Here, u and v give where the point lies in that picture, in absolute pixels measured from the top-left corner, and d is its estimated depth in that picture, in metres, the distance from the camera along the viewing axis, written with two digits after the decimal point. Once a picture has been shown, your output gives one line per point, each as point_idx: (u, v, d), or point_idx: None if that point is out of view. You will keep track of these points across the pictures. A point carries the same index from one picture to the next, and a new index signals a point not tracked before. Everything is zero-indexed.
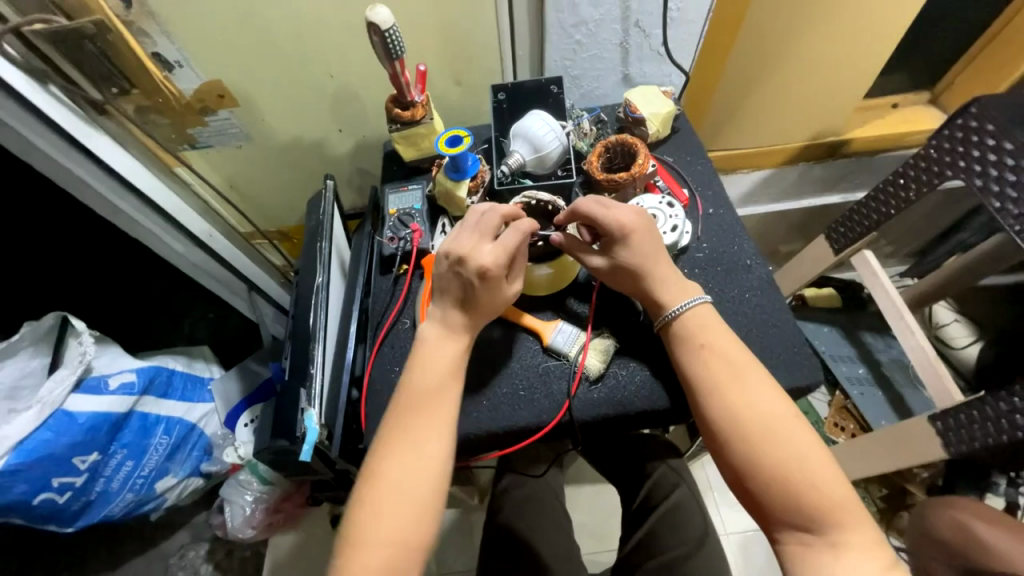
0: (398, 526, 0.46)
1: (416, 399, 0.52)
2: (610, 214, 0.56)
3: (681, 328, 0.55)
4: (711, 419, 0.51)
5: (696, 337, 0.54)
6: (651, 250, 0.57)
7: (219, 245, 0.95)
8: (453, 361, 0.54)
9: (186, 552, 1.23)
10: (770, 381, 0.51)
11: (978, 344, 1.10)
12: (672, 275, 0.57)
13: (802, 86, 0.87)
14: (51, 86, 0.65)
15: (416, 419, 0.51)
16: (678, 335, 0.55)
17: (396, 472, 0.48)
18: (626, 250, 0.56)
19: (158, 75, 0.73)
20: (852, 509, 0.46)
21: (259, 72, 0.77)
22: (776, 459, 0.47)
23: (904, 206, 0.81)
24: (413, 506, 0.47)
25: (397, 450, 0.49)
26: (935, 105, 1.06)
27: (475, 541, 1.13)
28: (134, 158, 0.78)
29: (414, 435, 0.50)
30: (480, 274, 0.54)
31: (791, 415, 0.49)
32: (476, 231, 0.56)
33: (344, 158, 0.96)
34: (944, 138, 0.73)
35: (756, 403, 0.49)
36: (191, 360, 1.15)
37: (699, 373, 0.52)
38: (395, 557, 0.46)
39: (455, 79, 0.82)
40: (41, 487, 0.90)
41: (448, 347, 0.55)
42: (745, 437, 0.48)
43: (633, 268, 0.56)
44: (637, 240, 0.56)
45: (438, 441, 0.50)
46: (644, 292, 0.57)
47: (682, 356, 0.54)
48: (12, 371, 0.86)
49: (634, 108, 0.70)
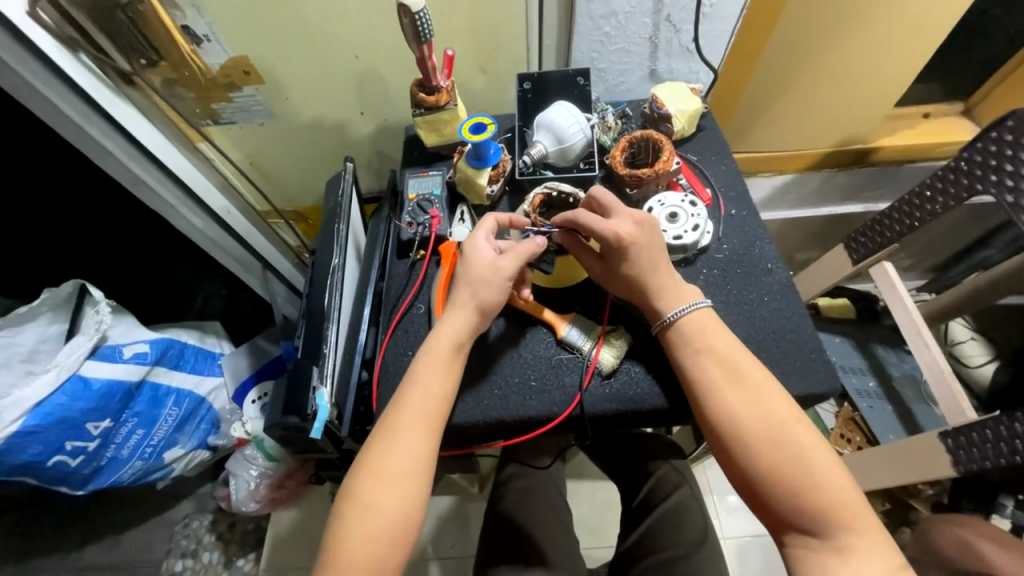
0: (389, 518, 0.47)
1: (409, 393, 0.52)
2: (607, 224, 0.55)
3: (676, 334, 0.54)
4: (712, 423, 0.51)
5: (694, 340, 0.53)
6: (649, 264, 0.55)
7: (236, 221, 0.97)
8: (447, 352, 0.54)
9: (189, 521, 1.26)
10: (772, 384, 0.51)
11: (994, 364, 1.07)
12: (673, 281, 0.56)
13: (834, 90, 0.85)
14: (82, 55, 0.66)
15: (411, 415, 0.51)
16: (674, 340, 0.54)
17: (393, 466, 0.49)
18: (622, 262, 0.56)
19: (186, 48, 0.74)
20: (859, 511, 0.46)
21: (287, 51, 0.77)
22: (778, 464, 0.47)
23: (929, 219, 0.79)
24: (405, 500, 0.48)
25: (389, 443, 0.50)
26: (968, 116, 1.03)
27: (473, 528, 1.14)
28: (157, 131, 0.79)
29: (411, 429, 0.50)
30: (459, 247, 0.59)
31: (793, 419, 0.48)
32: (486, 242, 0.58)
33: (364, 141, 0.96)
34: (976, 151, 0.71)
35: (757, 409, 0.49)
36: (204, 335, 1.17)
37: (696, 377, 0.52)
38: (383, 547, 0.47)
39: (480, 66, 0.82)
40: (55, 450, 0.92)
41: (449, 328, 0.55)
42: (746, 442, 0.48)
43: (631, 278, 0.56)
44: (635, 251, 0.55)
45: (432, 437, 0.51)
46: (643, 299, 0.56)
47: (680, 360, 0.53)
48: (32, 334, 0.90)
49: (661, 104, 0.70)
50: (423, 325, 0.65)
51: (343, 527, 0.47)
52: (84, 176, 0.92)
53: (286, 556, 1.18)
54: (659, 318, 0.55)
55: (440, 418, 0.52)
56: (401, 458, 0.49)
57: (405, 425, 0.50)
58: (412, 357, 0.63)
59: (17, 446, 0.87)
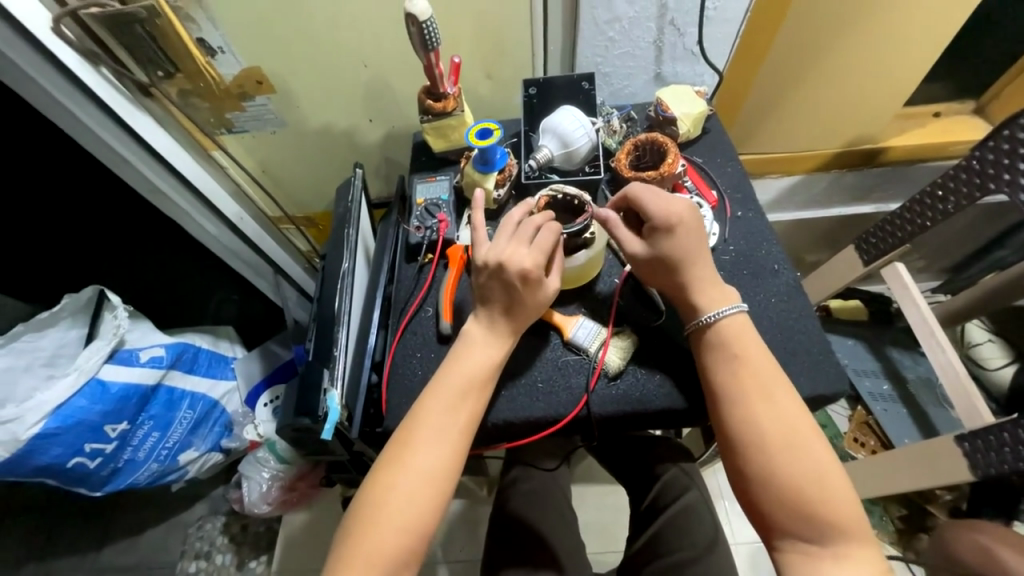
0: (417, 513, 0.48)
1: (440, 387, 0.53)
2: (661, 203, 0.56)
3: (716, 334, 0.53)
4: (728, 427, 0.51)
5: (730, 344, 0.53)
6: (696, 248, 0.56)
7: (248, 228, 0.99)
8: (494, 357, 0.55)
9: (203, 523, 1.28)
10: (793, 395, 0.51)
11: (1013, 366, 1.05)
12: (713, 277, 0.56)
13: (841, 90, 0.84)
14: (102, 69, 0.68)
15: (442, 412, 0.51)
16: (712, 341, 0.53)
17: (424, 460, 0.50)
18: (664, 237, 0.56)
19: (201, 60, 0.76)
20: (860, 525, 0.46)
21: (296, 61, 0.79)
22: (793, 472, 0.47)
23: (941, 218, 0.78)
24: (432, 495, 0.49)
25: (420, 434, 0.51)
26: (980, 114, 1.02)
27: (480, 532, 1.14)
28: (174, 141, 0.80)
29: (441, 425, 0.51)
30: (522, 278, 0.55)
31: (811, 430, 0.49)
32: (513, 238, 0.57)
33: (373, 147, 0.97)
34: (989, 149, 0.70)
35: (775, 416, 0.49)
36: (216, 339, 1.19)
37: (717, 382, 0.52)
38: (408, 541, 0.47)
39: (486, 73, 0.83)
40: (74, 451, 0.94)
41: (500, 342, 0.56)
42: (764, 447, 0.48)
43: (672, 265, 0.55)
44: (684, 233, 0.55)
45: (461, 437, 0.51)
46: (682, 292, 0.56)
47: (708, 362, 0.53)
48: (52, 340, 0.93)
49: (665, 107, 0.70)
50: (432, 327, 0.66)
51: (368, 518, 0.48)
52: (104, 186, 0.95)
53: (297, 558, 1.20)
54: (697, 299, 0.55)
55: (469, 420, 0.52)
56: (433, 454, 0.50)
57: (437, 423, 0.51)
58: (421, 359, 0.64)
59: (38, 447, 0.90)
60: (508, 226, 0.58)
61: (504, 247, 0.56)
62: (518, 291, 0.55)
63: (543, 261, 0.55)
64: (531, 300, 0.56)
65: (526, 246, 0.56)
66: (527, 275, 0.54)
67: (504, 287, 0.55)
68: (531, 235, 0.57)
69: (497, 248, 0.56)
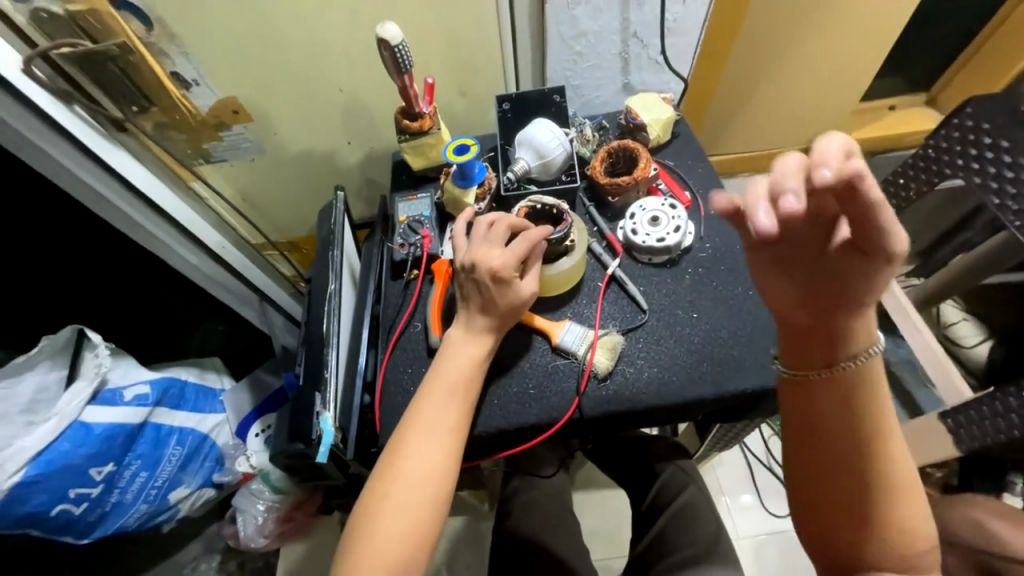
0: (413, 522, 0.48)
1: (429, 393, 0.53)
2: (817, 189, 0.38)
3: (844, 376, 0.45)
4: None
5: (858, 392, 0.45)
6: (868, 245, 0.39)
7: (232, 257, 0.97)
8: (475, 358, 0.55)
9: (198, 563, 1.24)
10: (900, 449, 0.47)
11: (988, 343, 1.09)
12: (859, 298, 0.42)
13: (800, 88, 0.88)
14: (76, 106, 0.67)
15: (431, 418, 0.52)
16: (847, 383, 0.45)
17: (416, 464, 0.50)
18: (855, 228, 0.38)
19: (176, 93, 0.77)
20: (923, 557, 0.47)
21: (273, 89, 0.80)
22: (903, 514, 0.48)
23: (905, 205, 0.83)
24: (426, 502, 0.49)
25: (411, 442, 0.50)
26: (933, 105, 1.07)
27: (485, 547, 1.13)
28: (152, 174, 0.80)
29: (432, 432, 0.51)
30: (492, 276, 0.56)
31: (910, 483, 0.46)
32: (486, 240, 0.58)
33: (354, 169, 0.98)
34: (941, 137, 0.74)
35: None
36: (204, 371, 1.17)
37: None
38: (407, 552, 0.47)
39: (460, 91, 0.85)
40: (58, 498, 0.91)
41: (480, 340, 0.56)
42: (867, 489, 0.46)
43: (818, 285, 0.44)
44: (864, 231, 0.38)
45: (454, 442, 0.52)
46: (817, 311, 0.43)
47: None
48: (31, 383, 0.88)
49: (635, 115, 0.72)
50: (421, 341, 0.66)
51: (365, 527, 0.48)
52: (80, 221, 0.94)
53: None
54: (869, 340, 0.44)
55: (460, 423, 0.52)
56: (427, 460, 0.50)
57: (428, 431, 0.51)
58: (412, 375, 0.64)
59: (20, 497, 0.86)
60: (481, 227, 0.60)
61: (475, 247, 0.58)
62: (489, 289, 0.56)
63: (515, 262, 0.56)
64: (503, 299, 0.56)
65: (500, 247, 0.57)
66: (496, 273, 0.55)
67: (476, 287, 0.57)
68: (504, 236, 0.58)
69: (469, 248, 0.58)
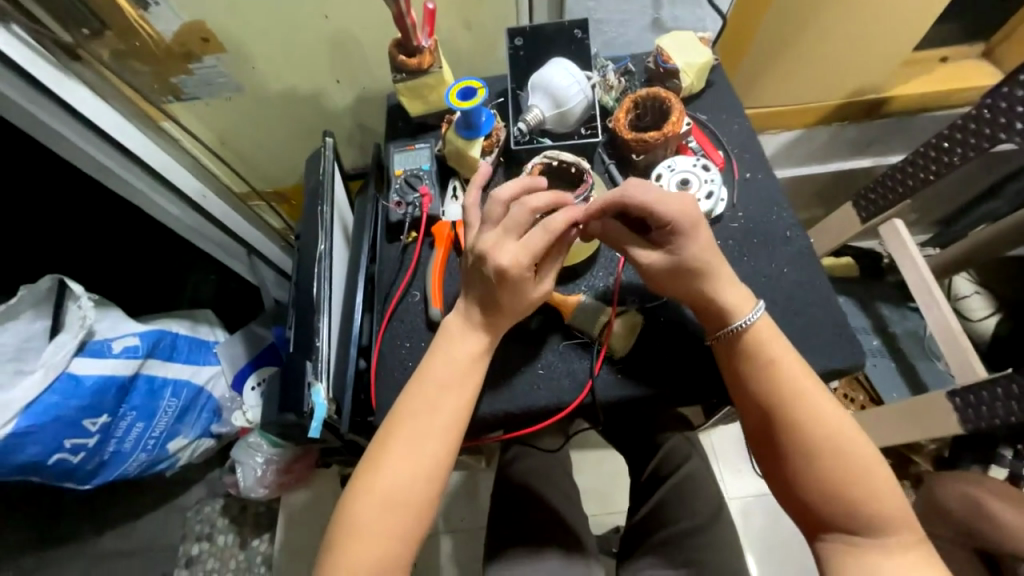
0: (402, 518, 0.46)
1: (424, 383, 0.50)
2: (666, 204, 0.48)
3: (745, 342, 0.49)
4: (771, 431, 0.47)
5: (763, 354, 0.48)
6: (713, 251, 0.49)
7: (214, 208, 0.89)
8: (476, 352, 0.51)
9: (201, 507, 1.27)
10: (832, 400, 0.47)
11: (995, 317, 1.06)
12: (731, 280, 0.50)
13: (851, 32, 0.78)
14: (14, 27, 0.57)
15: (424, 410, 0.48)
16: (744, 350, 0.49)
17: (410, 460, 0.47)
18: (687, 243, 0.49)
19: (132, 14, 0.67)
20: (905, 515, 0.44)
21: (246, 12, 0.70)
22: (834, 473, 0.45)
23: (944, 172, 0.74)
24: (416, 499, 0.46)
25: (402, 435, 0.48)
26: (988, 58, 0.96)
27: (481, 502, 1.15)
28: (117, 114, 0.70)
29: (429, 423, 0.48)
30: (500, 275, 0.49)
31: (856, 435, 0.46)
32: (501, 226, 0.49)
33: (344, 112, 0.89)
34: (1001, 97, 0.66)
35: (822, 422, 0.46)
36: (195, 324, 1.11)
37: (755, 388, 0.48)
38: (394, 546, 0.45)
39: (464, 23, 0.75)
40: (55, 448, 0.90)
41: (483, 322, 0.52)
42: (811, 453, 0.45)
43: (701, 269, 0.49)
44: (694, 238, 0.48)
45: (451, 435, 0.48)
46: (704, 298, 0.50)
47: (742, 371, 0.49)
48: (14, 334, 0.85)
49: (667, 58, 0.63)
50: (420, 314, 0.62)
51: (352, 522, 0.46)
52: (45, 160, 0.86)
53: (298, 535, 1.20)
54: (748, 308, 0.49)
55: (459, 416, 0.49)
56: (418, 454, 0.47)
57: (420, 422, 0.48)
58: (410, 347, 0.60)
59: (14, 446, 0.85)
60: (495, 208, 0.50)
61: (488, 237, 0.49)
62: (495, 289, 0.50)
63: (529, 261, 0.49)
64: (509, 299, 0.51)
65: (515, 239, 0.49)
66: (505, 272, 0.48)
67: (481, 282, 0.51)
68: (523, 223, 0.49)
69: (479, 236, 0.50)
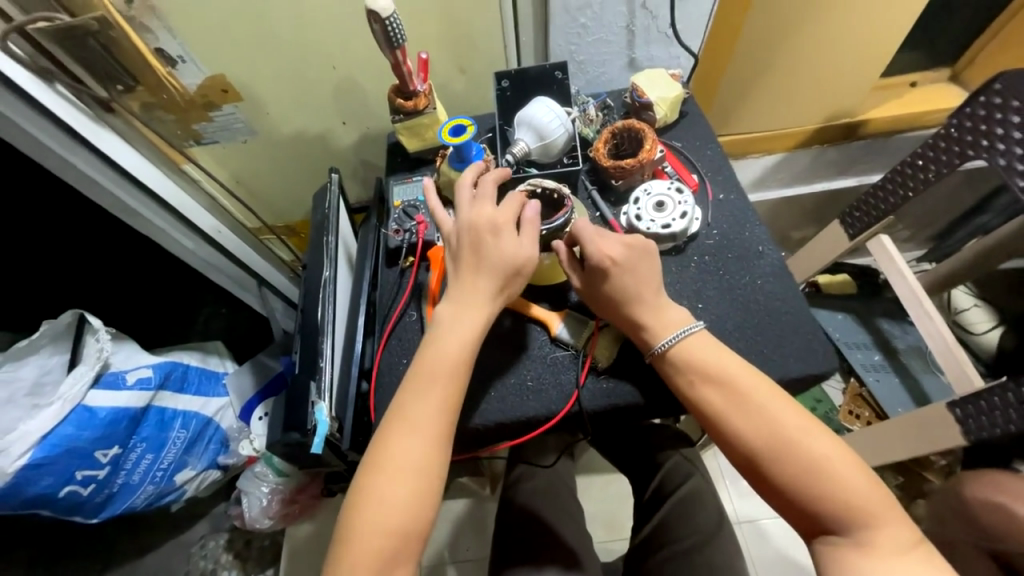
0: (398, 527, 0.47)
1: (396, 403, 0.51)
2: (597, 245, 0.55)
3: (674, 365, 0.52)
4: (724, 440, 0.50)
5: (693, 368, 0.51)
6: (636, 289, 0.54)
7: (228, 241, 0.95)
8: (468, 337, 0.53)
9: (206, 541, 1.26)
10: (781, 398, 0.49)
11: (999, 329, 1.06)
12: (664, 309, 0.54)
13: (817, 64, 0.83)
14: (58, 86, 0.65)
15: (401, 427, 0.50)
16: (672, 370, 0.52)
17: (401, 467, 0.48)
18: (602, 283, 0.55)
19: (161, 71, 0.74)
20: (878, 499, 0.45)
21: (261, 67, 0.77)
22: (790, 474, 0.46)
23: (923, 187, 0.78)
24: (402, 513, 0.48)
25: (382, 456, 0.49)
26: (956, 82, 1.02)
27: (487, 530, 1.14)
28: (144, 158, 0.78)
29: (409, 439, 0.49)
30: (486, 226, 0.55)
31: (809, 429, 0.47)
32: (473, 202, 0.58)
33: (349, 150, 0.96)
34: (966, 116, 0.70)
35: (768, 424, 0.47)
36: (206, 356, 1.15)
37: (697, 402, 0.51)
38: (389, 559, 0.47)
39: (458, 66, 0.82)
40: (66, 479, 0.92)
41: (468, 320, 0.54)
42: (767, 456, 0.47)
43: (613, 300, 0.55)
44: (618, 277, 0.54)
45: (432, 447, 0.49)
46: (629, 326, 0.55)
47: (683, 386, 0.51)
48: (33, 368, 0.90)
49: (642, 93, 0.69)
50: (416, 331, 0.65)
51: (351, 541, 0.47)
52: None
53: (304, 567, 1.19)
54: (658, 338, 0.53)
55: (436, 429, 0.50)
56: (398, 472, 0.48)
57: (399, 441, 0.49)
58: (407, 364, 0.63)
59: (27, 480, 0.87)
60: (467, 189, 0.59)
61: (466, 207, 0.57)
62: (485, 241, 0.55)
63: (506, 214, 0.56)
64: (498, 251, 0.55)
65: (490, 203, 0.57)
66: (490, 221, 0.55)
67: (469, 244, 0.56)
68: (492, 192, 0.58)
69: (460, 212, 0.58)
